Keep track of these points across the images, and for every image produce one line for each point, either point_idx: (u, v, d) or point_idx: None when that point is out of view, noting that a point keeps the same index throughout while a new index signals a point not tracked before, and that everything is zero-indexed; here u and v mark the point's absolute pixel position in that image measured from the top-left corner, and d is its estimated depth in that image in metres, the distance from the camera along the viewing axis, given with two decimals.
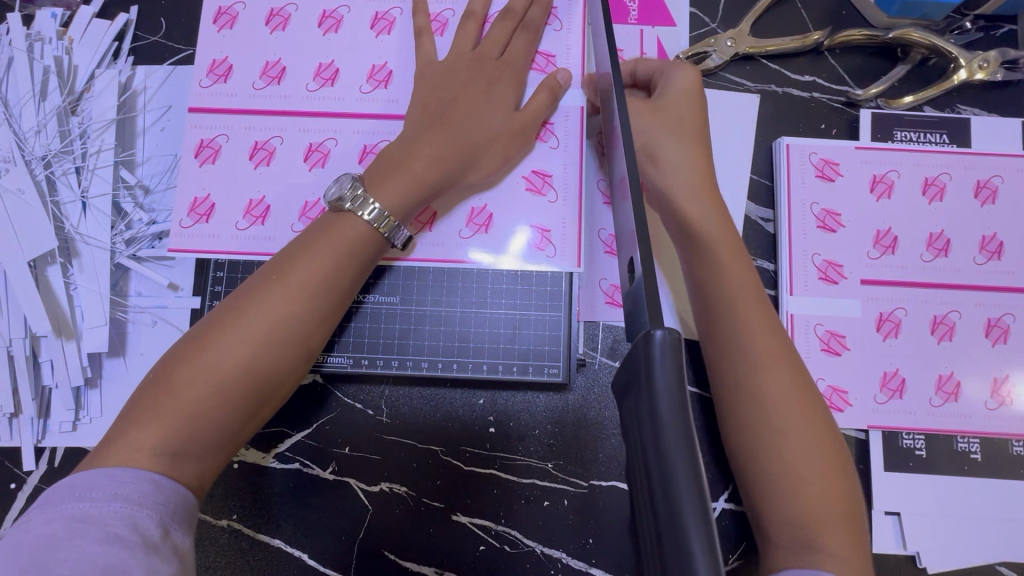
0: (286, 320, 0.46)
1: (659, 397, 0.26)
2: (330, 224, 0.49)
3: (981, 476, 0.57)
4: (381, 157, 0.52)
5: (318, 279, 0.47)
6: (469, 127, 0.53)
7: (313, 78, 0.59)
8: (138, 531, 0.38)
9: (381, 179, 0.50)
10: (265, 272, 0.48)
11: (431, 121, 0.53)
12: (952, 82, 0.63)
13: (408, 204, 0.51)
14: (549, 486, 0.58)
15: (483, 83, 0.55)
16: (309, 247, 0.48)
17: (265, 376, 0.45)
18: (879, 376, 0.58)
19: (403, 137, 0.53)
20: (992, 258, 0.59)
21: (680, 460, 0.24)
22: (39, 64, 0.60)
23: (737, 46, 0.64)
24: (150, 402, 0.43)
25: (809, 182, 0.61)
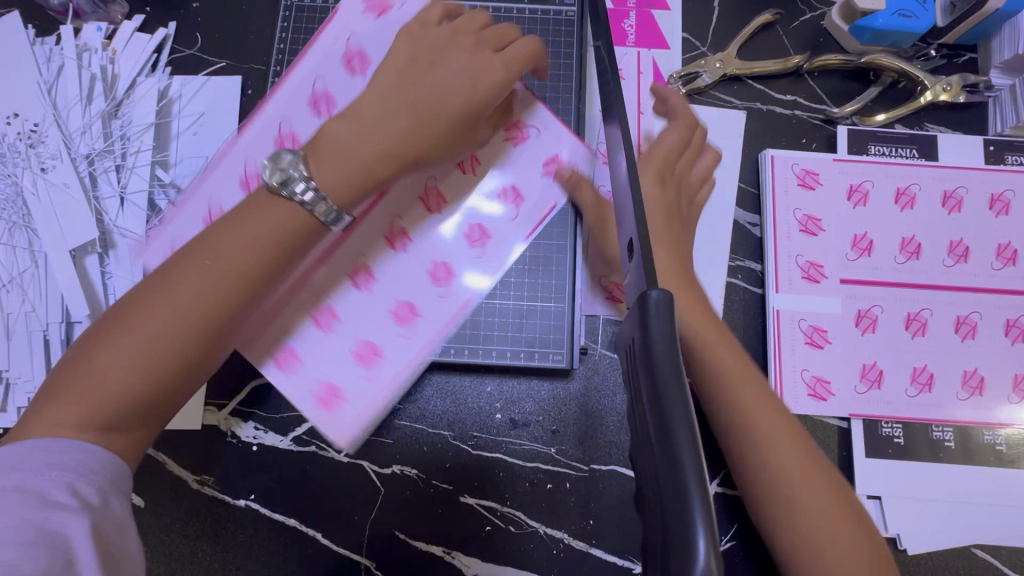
0: (213, 300, 0.46)
1: (656, 345, 0.30)
2: (262, 203, 0.48)
3: (955, 462, 0.61)
4: (325, 131, 0.51)
5: (249, 262, 0.47)
6: (431, 100, 0.51)
7: (308, 100, 0.58)
8: (77, 498, 0.41)
9: (325, 157, 0.49)
10: (193, 247, 0.48)
11: (393, 98, 0.51)
12: (919, 103, 0.69)
13: (355, 187, 0.50)
14: (552, 470, 0.62)
15: (447, 65, 0.52)
16: (240, 225, 0.48)
17: (193, 357, 0.46)
18: (859, 367, 0.62)
19: (356, 109, 0.51)
20: (959, 260, 0.65)
21: (675, 406, 0.28)
22: (87, 72, 0.65)
23: (725, 68, 0.71)
24: (72, 380, 0.44)
25: (791, 190, 0.67)
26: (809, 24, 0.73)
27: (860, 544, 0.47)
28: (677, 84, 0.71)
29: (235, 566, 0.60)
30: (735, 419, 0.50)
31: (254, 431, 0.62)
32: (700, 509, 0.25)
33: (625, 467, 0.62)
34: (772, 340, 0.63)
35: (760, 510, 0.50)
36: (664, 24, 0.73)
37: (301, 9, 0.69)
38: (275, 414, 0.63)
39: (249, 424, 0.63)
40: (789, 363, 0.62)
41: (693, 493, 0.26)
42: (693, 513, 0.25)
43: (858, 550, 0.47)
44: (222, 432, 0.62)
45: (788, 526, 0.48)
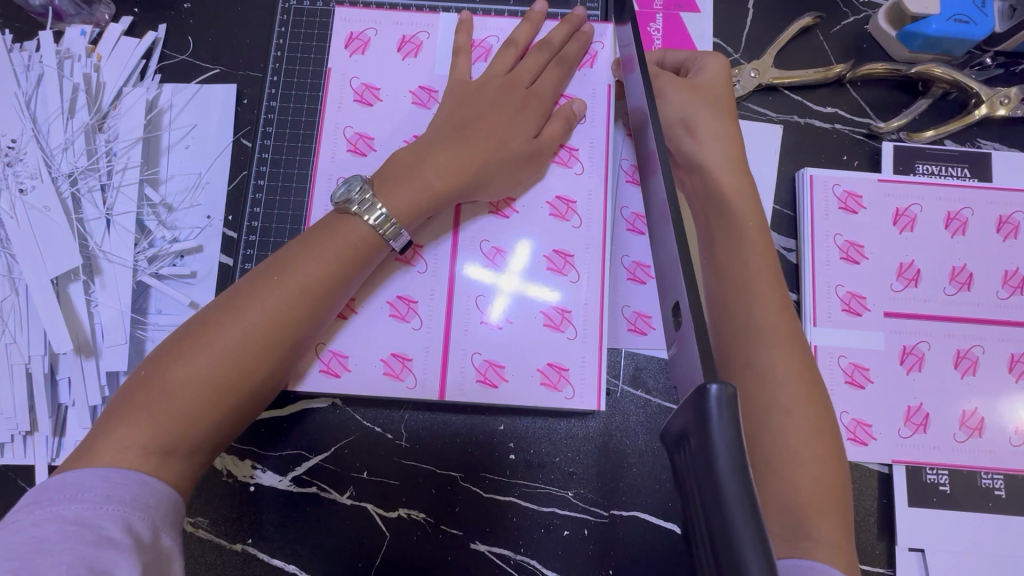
0: (288, 317, 0.45)
1: (719, 457, 0.25)
2: (337, 223, 0.49)
3: (1005, 513, 0.57)
4: (393, 158, 0.53)
5: (324, 281, 0.47)
6: (492, 144, 0.54)
7: (354, 97, 0.60)
8: (131, 534, 0.37)
9: (392, 182, 0.51)
10: (267, 266, 0.47)
11: (451, 135, 0.53)
12: (974, 117, 0.63)
13: (418, 211, 0.51)
14: (569, 515, 0.58)
15: (504, 106, 0.55)
16: (313, 246, 0.48)
17: (264, 374, 0.45)
18: (903, 410, 0.58)
19: (419, 144, 0.54)
20: (1015, 292, 0.60)
21: (748, 538, 0.23)
22: (69, 82, 0.60)
23: (760, 77, 0.65)
24: (140, 400, 0.41)
25: (832, 213, 0.61)
26: (852, 29, 0.67)
27: (843, 533, 0.42)
28: None
29: None
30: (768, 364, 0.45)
31: (252, 471, 0.59)
32: None
33: (647, 513, 0.57)
34: None
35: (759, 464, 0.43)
36: (694, 27, 0.67)
37: (300, 12, 0.64)
38: (274, 452, 0.59)
39: (247, 463, 0.59)
40: None
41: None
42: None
43: (841, 539, 0.41)
44: (218, 472, 0.58)
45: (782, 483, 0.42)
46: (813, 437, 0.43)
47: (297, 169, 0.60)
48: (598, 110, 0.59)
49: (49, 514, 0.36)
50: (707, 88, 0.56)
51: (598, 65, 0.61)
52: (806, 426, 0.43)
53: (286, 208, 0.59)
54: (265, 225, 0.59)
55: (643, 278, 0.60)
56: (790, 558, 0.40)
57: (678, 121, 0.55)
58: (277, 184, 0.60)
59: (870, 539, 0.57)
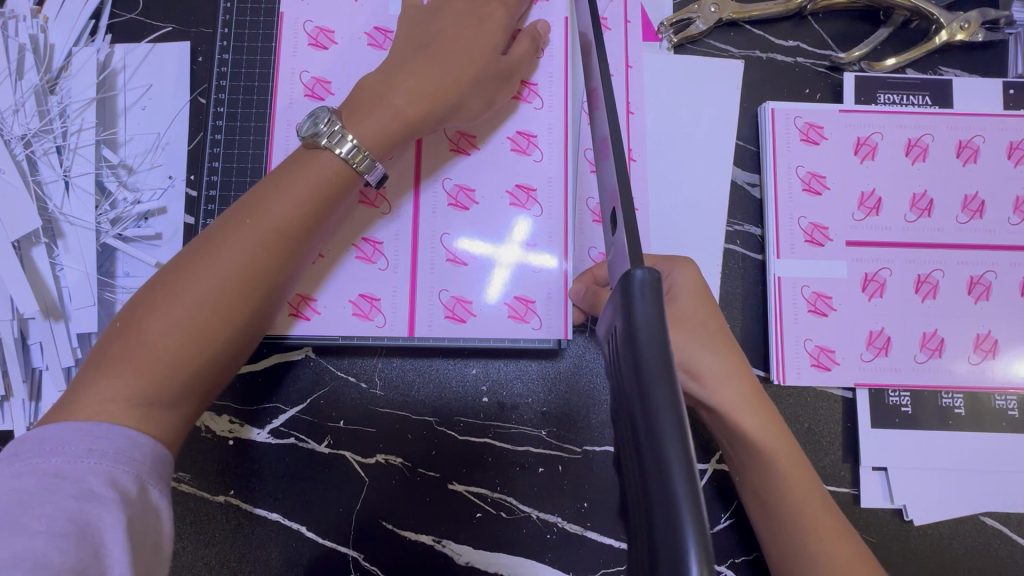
0: (263, 261, 0.45)
1: (640, 327, 0.28)
2: (304, 162, 0.48)
3: (966, 429, 0.59)
4: (361, 86, 0.51)
5: (298, 224, 0.46)
6: (459, 60, 0.52)
7: (308, 42, 0.59)
8: (115, 488, 0.36)
9: (359, 112, 0.49)
10: (235, 213, 0.46)
11: (412, 58, 0.52)
12: (934, 44, 0.63)
13: (389, 139, 0.50)
14: (543, 453, 0.59)
15: (468, 23, 0.54)
16: (281, 188, 0.47)
17: (244, 319, 0.44)
18: (866, 335, 0.59)
19: (385, 69, 0.52)
20: (974, 216, 0.60)
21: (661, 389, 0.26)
22: (14, 42, 0.59)
23: (721, 12, 0.64)
24: (120, 353, 0.41)
25: (793, 146, 0.62)
26: None
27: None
28: (668, 33, 0.65)
29: (218, 563, 0.58)
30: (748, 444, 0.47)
31: (230, 425, 0.60)
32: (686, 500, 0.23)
33: None
34: (771, 309, 0.59)
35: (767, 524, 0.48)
36: None
37: None
38: (250, 405, 0.60)
39: (224, 418, 0.60)
40: (791, 333, 0.59)
41: (683, 510, 0.23)
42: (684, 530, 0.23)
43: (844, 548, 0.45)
44: (197, 428, 0.59)
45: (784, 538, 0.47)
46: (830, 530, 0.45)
47: (254, 120, 0.60)
48: (555, 52, 0.59)
49: (30, 467, 0.36)
50: (689, 315, 0.47)
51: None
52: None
53: (246, 160, 0.59)
54: (225, 180, 0.59)
55: None
56: None
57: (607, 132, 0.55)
58: (235, 137, 0.59)
59: (836, 461, 0.59)
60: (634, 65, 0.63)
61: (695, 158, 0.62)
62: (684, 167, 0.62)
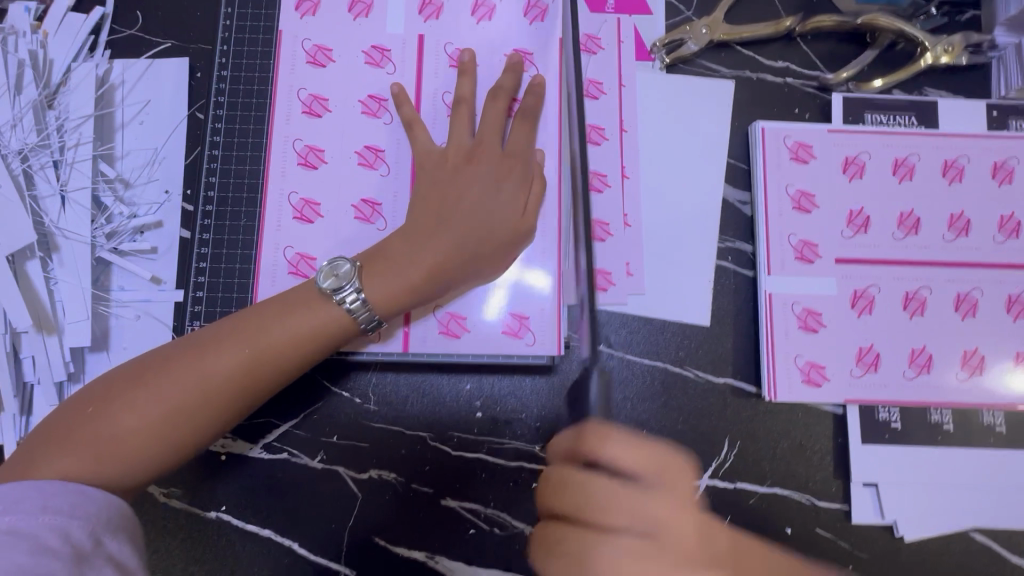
0: (254, 373, 0.47)
1: None
2: (315, 303, 0.49)
3: (954, 445, 0.59)
4: (380, 245, 0.53)
5: (288, 358, 0.48)
6: (474, 228, 0.53)
7: (307, 60, 0.60)
8: (70, 543, 0.37)
9: (376, 272, 0.51)
10: (242, 318, 0.48)
11: (431, 231, 0.52)
12: (919, 66, 0.65)
13: (401, 298, 0.51)
14: (537, 469, 0.59)
15: (488, 181, 0.54)
16: (290, 315, 0.48)
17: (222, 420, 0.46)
18: (855, 351, 0.59)
19: (399, 234, 0.53)
20: (960, 235, 0.62)
21: None
22: (14, 58, 0.60)
23: (712, 33, 0.65)
24: (85, 433, 0.42)
25: (783, 165, 0.63)
26: None
27: None
28: (661, 54, 0.66)
29: None
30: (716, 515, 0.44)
31: (221, 440, 0.59)
32: None
33: None
34: (763, 325, 0.60)
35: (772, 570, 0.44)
36: None
37: None
38: (242, 420, 0.60)
39: None
40: (781, 350, 0.59)
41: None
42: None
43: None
44: None
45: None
46: None
47: (251, 137, 0.60)
48: (550, 74, 0.60)
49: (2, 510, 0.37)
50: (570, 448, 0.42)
51: (548, 21, 0.61)
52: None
53: (242, 175, 0.60)
54: (222, 194, 0.59)
55: (601, 236, 0.61)
56: None
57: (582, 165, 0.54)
58: (232, 153, 0.60)
59: (827, 477, 0.59)
60: (627, 84, 0.64)
61: (687, 176, 0.63)
62: (675, 184, 0.63)
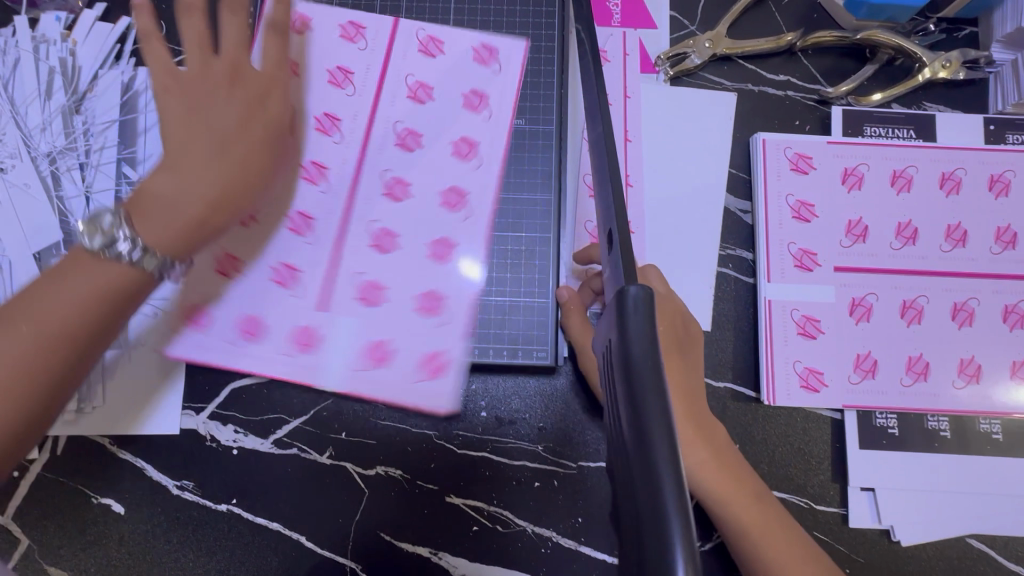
0: (60, 348, 0.43)
1: (633, 342, 0.28)
2: (77, 264, 0.45)
3: (951, 452, 0.60)
4: (150, 185, 0.49)
5: (79, 328, 0.44)
6: (239, 160, 0.52)
7: (329, 80, 0.67)
8: None
9: (147, 213, 0.48)
10: (20, 295, 0.45)
11: (202, 160, 0.51)
12: (918, 81, 0.67)
13: (178, 238, 0.48)
14: (540, 468, 0.60)
15: (220, 108, 0.53)
16: (62, 282, 0.45)
17: (42, 401, 0.43)
18: (853, 358, 0.61)
19: (175, 170, 0.50)
20: (957, 245, 0.63)
21: (656, 420, 0.26)
22: (45, 65, 0.63)
23: (715, 48, 0.67)
24: None
25: (784, 175, 0.64)
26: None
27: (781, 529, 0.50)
28: (665, 66, 0.68)
29: (218, 572, 0.59)
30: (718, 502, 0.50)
31: (234, 435, 0.61)
32: (677, 521, 0.24)
33: None
34: (763, 331, 0.61)
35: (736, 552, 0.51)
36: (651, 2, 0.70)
37: None
38: (253, 416, 0.61)
39: (229, 428, 0.61)
40: (780, 356, 0.61)
41: (666, 489, 0.24)
42: (666, 508, 0.24)
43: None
44: (201, 437, 0.61)
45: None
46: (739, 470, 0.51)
47: None
48: (504, 113, 0.67)
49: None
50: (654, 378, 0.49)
51: None
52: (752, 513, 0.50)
53: None
54: None
55: None
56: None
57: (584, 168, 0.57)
58: None
59: (825, 481, 0.60)
60: (631, 95, 0.67)
61: (689, 184, 0.65)
62: (679, 192, 0.65)
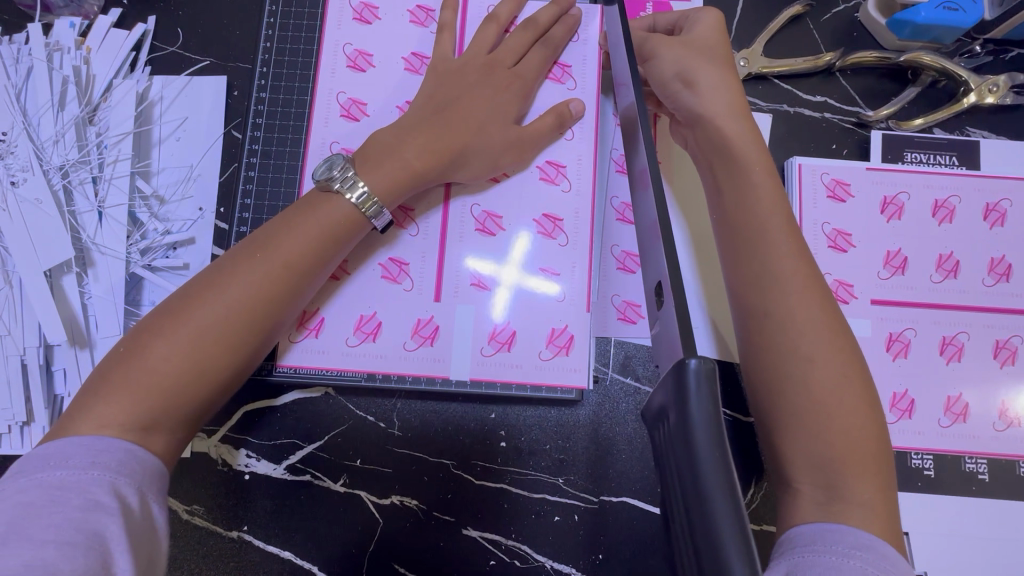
0: (277, 290, 0.46)
1: (697, 425, 0.25)
2: (318, 202, 0.50)
3: (989, 496, 0.58)
4: (373, 140, 0.54)
5: (303, 265, 0.47)
6: (464, 126, 0.55)
7: (346, 65, 0.61)
8: (119, 499, 0.37)
9: (372, 162, 0.52)
10: (246, 245, 0.48)
11: (429, 116, 0.55)
12: (963, 105, 0.63)
13: (395, 191, 0.52)
14: (559, 501, 0.58)
15: (486, 88, 0.57)
16: (286, 230, 0.48)
17: (252, 342, 0.45)
18: (889, 395, 0.58)
19: (398, 125, 0.55)
20: (1001, 280, 0.60)
21: (729, 520, 0.23)
22: (58, 74, 0.61)
23: (750, 66, 0.65)
24: (118, 379, 0.41)
25: (820, 203, 0.62)
26: (843, 17, 0.67)
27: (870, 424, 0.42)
28: None
29: None
30: (788, 321, 0.44)
31: (246, 460, 0.59)
32: None
33: (636, 498, 0.58)
34: None
35: (761, 401, 0.44)
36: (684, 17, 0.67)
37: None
38: (267, 440, 0.60)
39: (241, 452, 0.60)
40: None
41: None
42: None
43: (881, 501, 0.40)
44: (213, 461, 0.59)
45: (803, 426, 0.41)
46: (844, 367, 0.42)
47: (289, 145, 0.61)
48: (587, 86, 0.61)
49: (34, 481, 0.36)
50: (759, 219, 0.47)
51: (587, 36, 0.62)
52: (841, 398, 0.42)
53: (278, 184, 0.60)
54: (257, 215, 0.60)
55: (633, 267, 0.61)
56: (813, 522, 0.39)
57: (674, 77, 0.55)
58: (269, 172, 0.61)
59: None
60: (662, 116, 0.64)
61: None
62: None
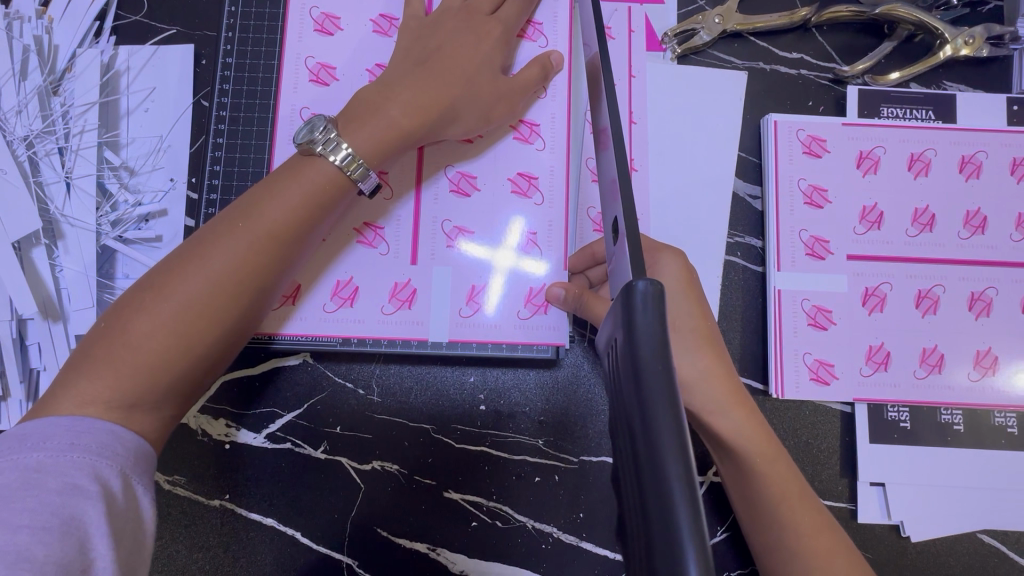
0: (261, 261, 0.45)
1: (641, 345, 0.26)
2: (300, 169, 0.48)
3: (963, 446, 0.58)
4: (355, 99, 0.52)
5: (287, 235, 0.46)
6: (449, 78, 0.53)
7: (314, 28, 0.60)
8: (100, 484, 0.36)
9: (355, 122, 0.50)
10: (227, 216, 0.46)
11: (411, 69, 0.53)
12: (939, 59, 0.63)
13: (382, 151, 0.50)
14: (540, 462, 0.59)
15: (469, 39, 0.55)
16: (267, 200, 0.46)
17: (237, 316, 0.44)
18: (865, 349, 0.59)
19: (381, 81, 0.53)
20: (976, 232, 0.60)
21: (668, 432, 0.24)
22: (18, 43, 0.59)
23: (725, 23, 0.64)
24: (102, 355, 0.40)
25: (796, 159, 0.61)
26: None
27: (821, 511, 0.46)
28: (672, 44, 0.64)
29: (211, 567, 0.58)
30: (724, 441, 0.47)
31: (227, 430, 0.59)
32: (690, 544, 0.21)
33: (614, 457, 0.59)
34: (772, 322, 0.59)
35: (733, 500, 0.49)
36: None
37: None
38: (246, 408, 0.60)
39: (221, 422, 0.60)
40: (790, 347, 0.59)
41: (680, 516, 0.22)
42: (678, 532, 0.22)
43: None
44: (193, 432, 0.59)
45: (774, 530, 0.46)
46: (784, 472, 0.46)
47: (258, 111, 0.60)
48: (559, 44, 0.61)
49: (11, 463, 0.35)
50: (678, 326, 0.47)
51: None
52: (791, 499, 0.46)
53: (248, 152, 0.60)
54: (226, 183, 0.59)
55: None
56: None
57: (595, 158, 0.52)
58: (237, 140, 0.60)
59: (833, 476, 0.58)
60: (637, 74, 0.63)
61: (697, 168, 0.62)
62: (685, 176, 0.62)
